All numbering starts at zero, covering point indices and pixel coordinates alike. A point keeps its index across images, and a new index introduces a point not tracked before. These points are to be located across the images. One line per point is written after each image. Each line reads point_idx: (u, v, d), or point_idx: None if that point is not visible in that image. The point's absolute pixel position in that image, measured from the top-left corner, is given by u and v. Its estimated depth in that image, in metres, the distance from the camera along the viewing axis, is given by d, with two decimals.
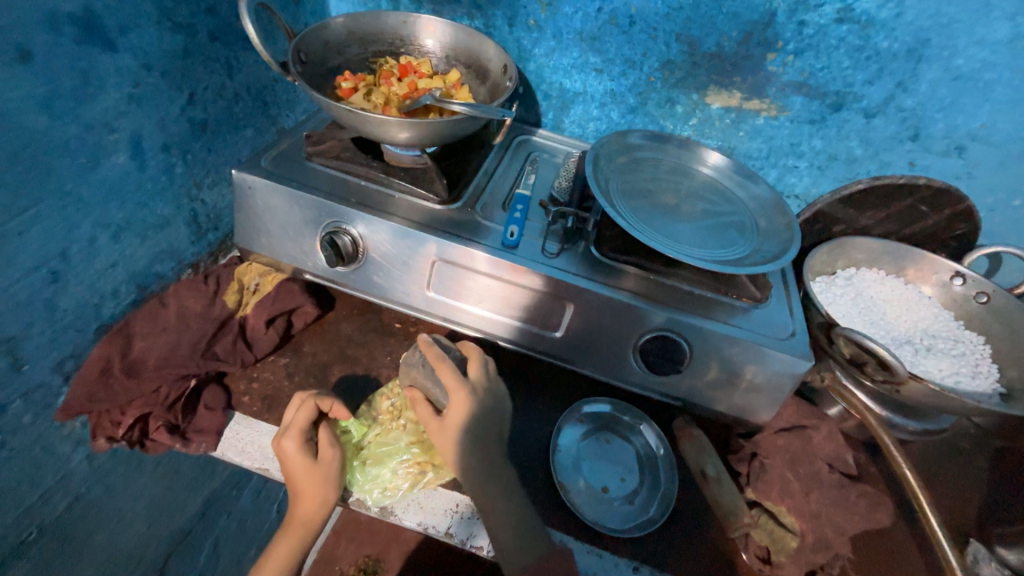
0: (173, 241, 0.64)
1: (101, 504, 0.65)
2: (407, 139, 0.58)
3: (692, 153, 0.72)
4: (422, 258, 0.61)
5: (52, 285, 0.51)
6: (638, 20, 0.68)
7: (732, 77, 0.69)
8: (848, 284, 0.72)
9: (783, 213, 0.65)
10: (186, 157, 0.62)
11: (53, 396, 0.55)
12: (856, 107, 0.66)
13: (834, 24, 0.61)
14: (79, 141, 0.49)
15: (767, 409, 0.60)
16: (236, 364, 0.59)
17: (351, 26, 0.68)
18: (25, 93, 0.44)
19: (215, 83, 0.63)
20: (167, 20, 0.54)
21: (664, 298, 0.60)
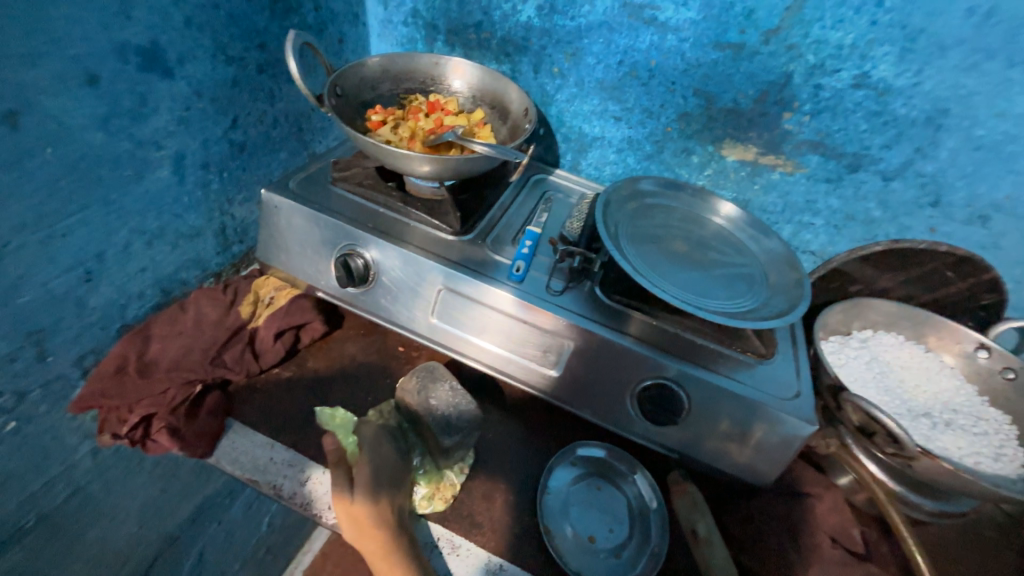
0: (200, 251, 0.68)
1: (98, 499, 0.67)
2: (426, 172, 0.61)
3: (706, 203, 0.73)
4: (428, 285, 0.63)
5: (85, 284, 0.55)
6: (657, 74, 0.71)
7: (748, 132, 0.70)
8: (863, 347, 0.70)
9: (794, 268, 0.64)
10: (222, 175, 0.67)
11: (69, 388, 0.58)
12: (873, 170, 0.66)
13: (851, 89, 0.62)
14: (128, 156, 0.54)
15: (768, 471, 0.57)
16: (241, 373, 0.62)
17: (386, 66, 0.73)
18: (87, 111, 0.49)
19: (257, 109, 0.68)
20: (220, 54, 0.60)
21: (665, 345, 0.59)
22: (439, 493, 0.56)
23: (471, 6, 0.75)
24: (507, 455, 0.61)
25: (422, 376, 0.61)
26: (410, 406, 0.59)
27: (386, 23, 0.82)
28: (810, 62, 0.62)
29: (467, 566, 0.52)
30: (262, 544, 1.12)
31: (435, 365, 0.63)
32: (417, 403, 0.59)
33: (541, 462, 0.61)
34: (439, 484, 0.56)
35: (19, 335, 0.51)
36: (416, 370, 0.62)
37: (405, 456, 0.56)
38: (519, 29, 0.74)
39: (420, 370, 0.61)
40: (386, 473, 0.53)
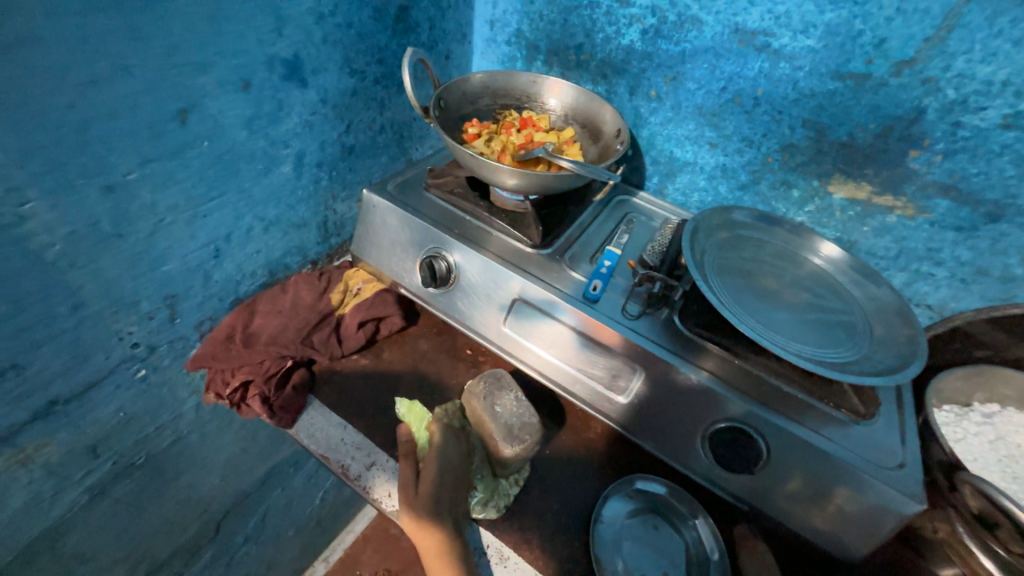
0: (305, 239, 0.75)
1: (193, 449, 0.76)
2: (515, 185, 0.63)
3: (804, 240, 0.68)
4: (504, 294, 0.64)
5: (213, 259, 0.63)
6: (763, 102, 0.67)
7: (863, 168, 0.65)
8: (987, 422, 0.61)
9: (906, 323, 0.58)
10: (332, 174, 0.74)
11: (187, 348, 0.66)
12: (1018, 222, 0.58)
13: (998, 129, 0.55)
14: (261, 152, 0.61)
15: (857, 547, 0.51)
16: (324, 355, 0.67)
17: (487, 82, 0.76)
18: (237, 112, 0.56)
19: (368, 117, 0.74)
20: (347, 67, 0.66)
21: (746, 388, 0.56)
22: (494, 501, 0.56)
23: (574, 29, 0.77)
24: (563, 475, 0.60)
25: (490, 382, 0.61)
26: (474, 408, 0.60)
27: (491, 42, 0.86)
28: (948, 97, 0.56)
29: None
30: (314, 517, 1.20)
31: (502, 373, 0.63)
32: (481, 406, 0.60)
33: (597, 488, 0.59)
34: (497, 493, 0.56)
35: (159, 297, 0.59)
36: (483, 376, 0.63)
37: (466, 456, 0.58)
38: (620, 52, 0.75)
39: (488, 375, 0.63)
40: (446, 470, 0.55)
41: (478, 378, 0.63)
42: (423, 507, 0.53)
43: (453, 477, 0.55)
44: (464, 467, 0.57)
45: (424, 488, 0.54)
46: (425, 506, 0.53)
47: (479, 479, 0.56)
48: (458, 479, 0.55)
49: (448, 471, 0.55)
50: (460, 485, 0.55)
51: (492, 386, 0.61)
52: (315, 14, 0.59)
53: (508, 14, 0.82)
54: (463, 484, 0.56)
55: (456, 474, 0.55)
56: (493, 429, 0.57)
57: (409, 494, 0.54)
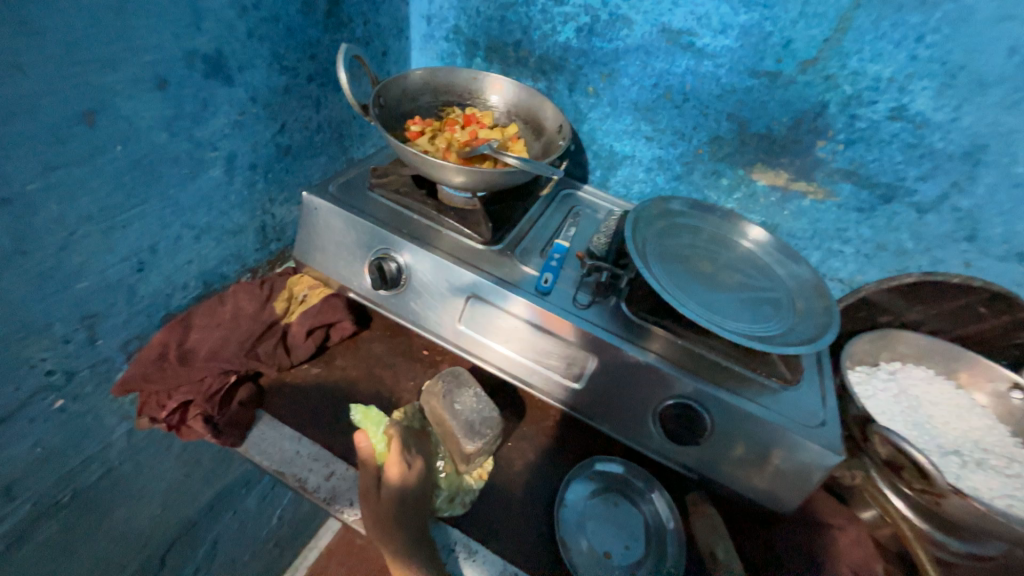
0: (242, 247, 0.71)
1: (128, 480, 0.70)
2: (461, 182, 0.63)
3: (734, 225, 0.73)
4: (457, 292, 0.64)
5: (137, 273, 0.58)
6: (691, 97, 0.72)
7: (780, 158, 0.71)
8: (891, 379, 0.69)
9: (822, 296, 0.64)
10: (268, 176, 0.70)
11: (113, 371, 0.61)
12: (907, 201, 0.66)
13: (887, 121, 0.62)
14: (186, 155, 0.57)
15: (791, 500, 0.56)
16: (272, 367, 0.64)
17: (427, 79, 0.76)
18: (154, 113, 0.52)
19: (304, 115, 0.71)
20: (277, 64, 0.63)
21: (690, 366, 0.60)
22: (460, 497, 0.56)
23: (512, 26, 0.78)
24: (526, 465, 0.62)
25: (449, 383, 0.61)
26: (434, 409, 0.60)
27: (429, 38, 0.85)
28: (846, 92, 0.63)
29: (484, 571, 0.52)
30: (272, 537, 1.14)
31: (460, 372, 0.63)
32: (441, 407, 0.60)
33: (558, 474, 0.61)
34: (461, 489, 0.57)
35: (76, 317, 0.54)
36: (441, 376, 0.63)
37: (429, 457, 0.58)
38: (557, 49, 0.77)
39: (446, 375, 0.63)
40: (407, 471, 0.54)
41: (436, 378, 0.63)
42: (387, 513, 0.52)
43: (416, 480, 0.55)
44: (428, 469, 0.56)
45: (386, 493, 0.53)
46: (389, 511, 0.52)
47: (442, 476, 0.57)
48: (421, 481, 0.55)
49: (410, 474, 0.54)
50: (424, 487, 0.55)
51: (452, 386, 0.61)
52: (237, 7, 0.55)
53: (445, 10, 0.81)
54: (428, 486, 0.55)
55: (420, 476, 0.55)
56: (455, 429, 0.57)
57: (371, 501, 0.53)
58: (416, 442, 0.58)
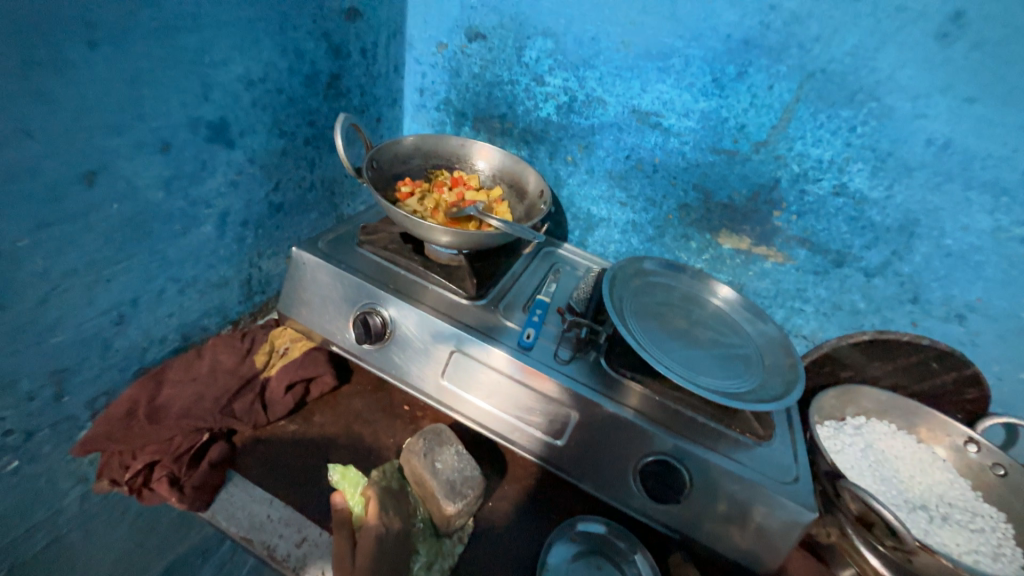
0: (225, 299, 0.71)
1: (73, 549, 0.65)
2: (448, 241, 0.66)
3: (704, 284, 0.78)
4: (442, 347, 0.65)
5: (115, 326, 0.57)
6: (660, 169, 0.79)
7: (742, 224, 0.77)
8: (857, 434, 0.72)
9: (788, 353, 0.68)
10: (258, 232, 0.72)
11: (76, 429, 0.58)
12: (856, 266, 0.72)
13: (831, 196, 0.70)
14: (180, 212, 0.59)
15: (769, 559, 0.57)
16: (247, 424, 0.62)
17: (418, 144, 0.81)
18: (153, 173, 0.54)
19: (298, 175, 0.75)
20: (276, 130, 0.67)
21: (668, 422, 0.61)
22: (438, 563, 0.54)
23: (497, 100, 0.85)
24: (506, 526, 0.60)
25: (428, 444, 0.60)
26: (413, 467, 0.59)
27: (420, 107, 0.92)
28: (794, 170, 0.71)
29: None
30: None
31: (442, 429, 0.62)
32: (420, 465, 0.59)
33: (540, 536, 0.60)
34: (438, 553, 0.55)
35: (44, 373, 0.52)
36: (423, 433, 0.62)
37: (406, 519, 0.56)
38: (539, 122, 0.84)
39: (428, 432, 0.62)
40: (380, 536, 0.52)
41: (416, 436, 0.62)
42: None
43: (391, 546, 0.53)
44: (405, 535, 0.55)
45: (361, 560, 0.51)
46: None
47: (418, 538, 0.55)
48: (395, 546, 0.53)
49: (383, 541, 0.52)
50: (400, 553, 0.53)
51: (433, 444, 0.60)
52: (243, 81, 0.60)
53: (437, 84, 0.88)
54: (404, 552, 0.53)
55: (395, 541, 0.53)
56: (434, 491, 0.56)
57: (344, 570, 0.51)
58: (393, 505, 0.56)
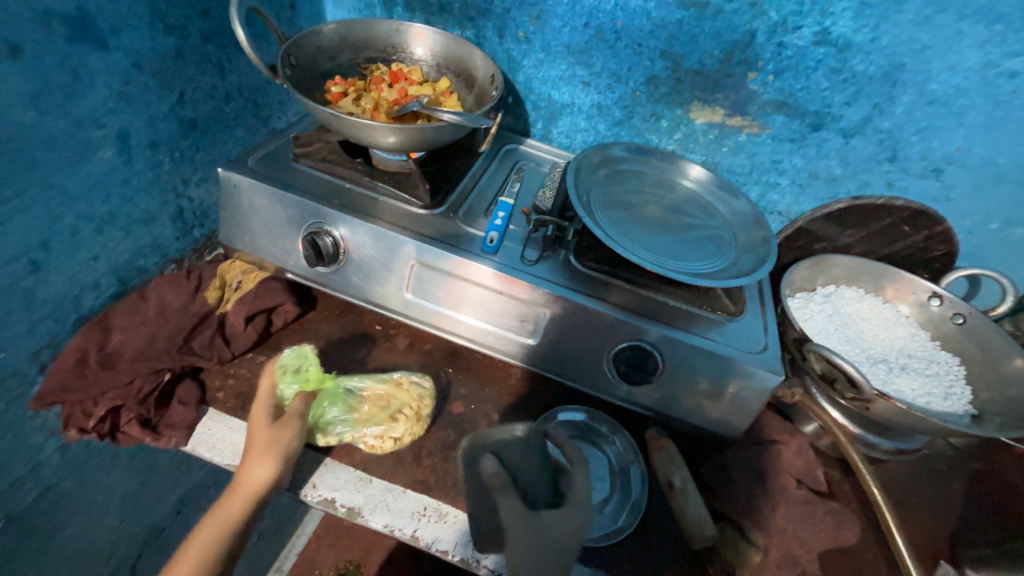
0: (158, 236, 0.65)
1: (71, 495, 0.66)
2: (391, 143, 0.59)
3: (675, 167, 0.74)
4: (401, 261, 0.61)
5: (32, 274, 0.52)
6: (623, 36, 0.70)
7: (714, 93, 0.70)
8: (827, 301, 0.73)
9: (761, 228, 0.66)
10: (174, 155, 0.63)
11: (27, 384, 0.56)
12: (834, 127, 0.67)
13: (813, 46, 0.62)
14: (65, 135, 0.50)
15: (739, 423, 0.60)
16: (212, 360, 0.60)
17: (343, 33, 0.69)
18: (12, 87, 0.45)
19: (206, 83, 0.64)
20: (158, 22, 0.56)
21: (640, 309, 0.60)
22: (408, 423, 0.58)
23: None
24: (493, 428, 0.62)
25: (570, 447, 0.50)
26: (527, 480, 0.47)
27: None
28: (773, 19, 0.62)
29: (455, 530, 0.53)
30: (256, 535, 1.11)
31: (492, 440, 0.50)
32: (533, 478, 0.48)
33: (573, 527, 0.47)
34: (418, 415, 0.58)
35: None
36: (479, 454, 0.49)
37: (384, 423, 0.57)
38: None
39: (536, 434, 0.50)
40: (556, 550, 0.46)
41: (517, 443, 0.49)
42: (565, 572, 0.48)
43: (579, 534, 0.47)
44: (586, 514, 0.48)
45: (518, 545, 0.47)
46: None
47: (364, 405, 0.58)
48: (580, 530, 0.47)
49: (568, 543, 0.47)
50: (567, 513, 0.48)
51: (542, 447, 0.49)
52: None
53: None
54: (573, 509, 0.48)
55: (579, 521, 0.47)
56: (581, 484, 0.49)
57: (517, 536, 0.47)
58: (546, 525, 0.46)
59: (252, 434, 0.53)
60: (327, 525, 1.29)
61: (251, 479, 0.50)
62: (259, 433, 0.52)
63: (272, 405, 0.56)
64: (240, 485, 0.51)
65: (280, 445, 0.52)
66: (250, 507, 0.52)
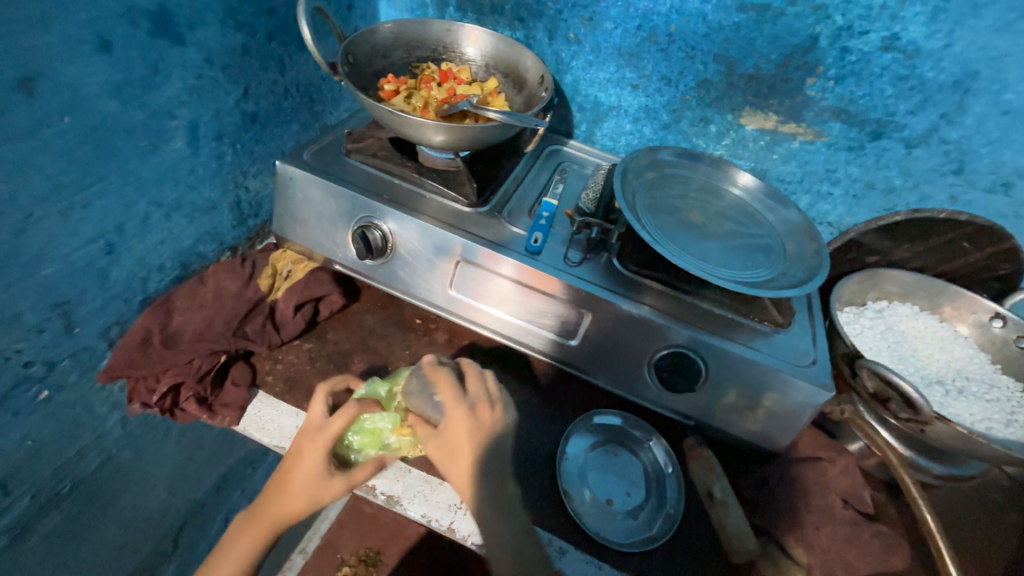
0: (217, 224, 0.68)
1: (127, 465, 0.70)
2: (442, 142, 0.60)
3: (723, 173, 0.72)
4: (446, 257, 0.62)
5: (107, 255, 0.55)
6: (676, 39, 0.69)
7: (768, 99, 0.69)
8: (878, 317, 0.70)
9: (812, 239, 0.64)
10: (236, 147, 0.66)
11: (96, 358, 0.59)
12: (896, 137, 0.65)
13: (878, 52, 0.60)
14: (143, 125, 0.53)
15: (781, 437, 0.58)
16: (262, 345, 0.62)
17: (398, 32, 0.71)
18: (100, 79, 0.48)
19: (268, 79, 0.67)
20: (230, 20, 0.58)
21: (684, 316, 0.60)
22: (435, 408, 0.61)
23: None
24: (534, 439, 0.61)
25: (421, 375, 0.55)
26: (415, 406, 0.54)
27: None
28: (836, 23, 0.61)
29: None
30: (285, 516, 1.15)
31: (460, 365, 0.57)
32: (422, 404, 0.54)
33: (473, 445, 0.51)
34: None
35: (46, 306, 0.52)
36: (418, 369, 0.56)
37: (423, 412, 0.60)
38: None
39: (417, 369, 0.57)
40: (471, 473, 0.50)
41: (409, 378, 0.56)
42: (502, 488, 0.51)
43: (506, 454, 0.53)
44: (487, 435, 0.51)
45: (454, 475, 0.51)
46: (488, 505, 0.50)
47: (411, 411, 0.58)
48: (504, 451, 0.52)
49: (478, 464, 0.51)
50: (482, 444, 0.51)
51: (428, 378, 0.55)
52: None
53: None
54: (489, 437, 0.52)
55: (476, 434, 0.51)
56: (454, 405, 0.52)
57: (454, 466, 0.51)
58: (448, 445, 0.51)
59: (299, 481, 0.51)
60: (351, 512, 1.32)
61: (287, 515, 0.52)
62: (311, 486, 0.51)
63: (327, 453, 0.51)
64: (272, 514, 0.52)
65: (327, 494, 0.51)
66: (269, 532, 0.53)
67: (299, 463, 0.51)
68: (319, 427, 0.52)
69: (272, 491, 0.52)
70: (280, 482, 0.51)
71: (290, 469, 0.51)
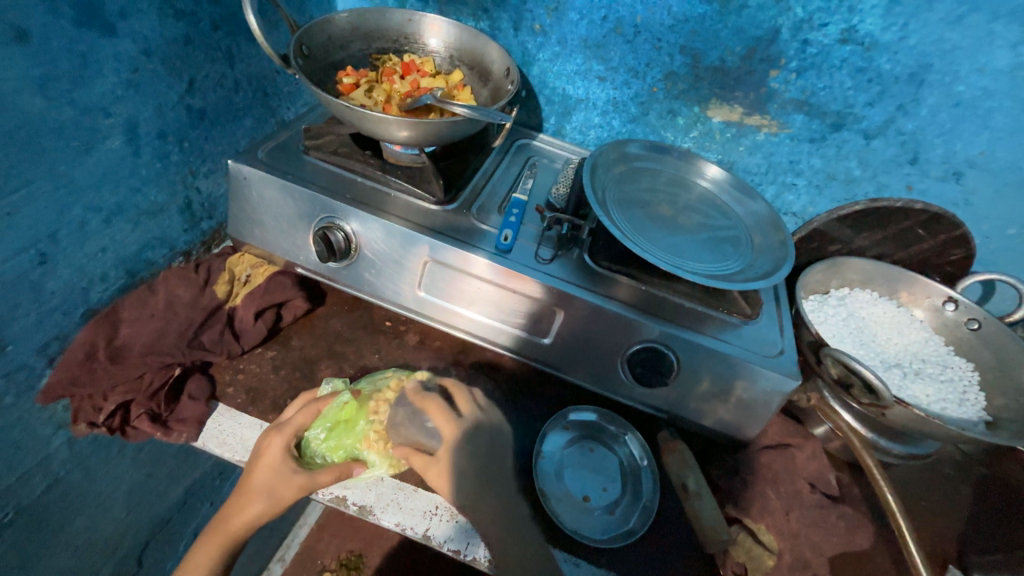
0: (166, 228, 0.64)
1: (78, 487, 0.66)
2: (405, 138, 0.58)
3: (692, 166, 0.72)
4: (414, 258, 0.60)
5: (39, 266, 0.51)
6: (643, 30, 0.68)
7: (734, 91, 0.69)
8: (841, 304, 0.72)
9: (778, 230, 0.65)
10: (183, 145, 0.62)
11: (34, 378, 0.55)
12: (856, 128, 0.66)
13: (837, 44, 0.61)
14: (73, 124, 0.49)
15: (751, 427, 0.59)
16: (221, 355, 0.59)
17: (356, 22, 0.68)
18: (20, 73, 0.43)
19: (216, 72, 0.63)
20: (168, 8, 0.54)
21: (657, 311, 0.60)
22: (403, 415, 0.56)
23: None
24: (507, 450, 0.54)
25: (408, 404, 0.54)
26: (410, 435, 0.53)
27: None
28: (797, 16, 0.61)
29: (466, 528, 0.53)
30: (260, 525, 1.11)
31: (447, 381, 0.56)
32: (415, 433, 0.53)
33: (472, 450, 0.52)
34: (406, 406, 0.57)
35: None
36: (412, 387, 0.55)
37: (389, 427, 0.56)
38: None
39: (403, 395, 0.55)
40: (483, 474, 0.51)
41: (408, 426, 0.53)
42: (497, 491, 0.52)
43: (505, 453, 0.53)
44: (482, 438, 0.52)
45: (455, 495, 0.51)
46: (495, 505, 0.51)
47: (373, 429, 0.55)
48: (503, 449, 0.53)
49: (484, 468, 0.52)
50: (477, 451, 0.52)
51: (417, 406, 0.54)
52: None
53: None
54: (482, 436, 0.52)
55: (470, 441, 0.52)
56: (448, 427, 0.51)
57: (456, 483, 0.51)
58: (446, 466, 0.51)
59: (257, 477, 0.51)
60: (330, 516, 1.30)
61: (248, 519, 0.51)
62: (271, 482, 0.50)
63: (285, 449, 0.52)
64: (232, 520, 0.52)
65: (279, 496, 0.50)
66: (230, 545, 0.53)
67: (257, 462, 0.51)
68: (280, 425, 0.53)
69: (234, 495, 0.52)
70: (242, 482, 0.52)
71: (248, 469, 0.52)
